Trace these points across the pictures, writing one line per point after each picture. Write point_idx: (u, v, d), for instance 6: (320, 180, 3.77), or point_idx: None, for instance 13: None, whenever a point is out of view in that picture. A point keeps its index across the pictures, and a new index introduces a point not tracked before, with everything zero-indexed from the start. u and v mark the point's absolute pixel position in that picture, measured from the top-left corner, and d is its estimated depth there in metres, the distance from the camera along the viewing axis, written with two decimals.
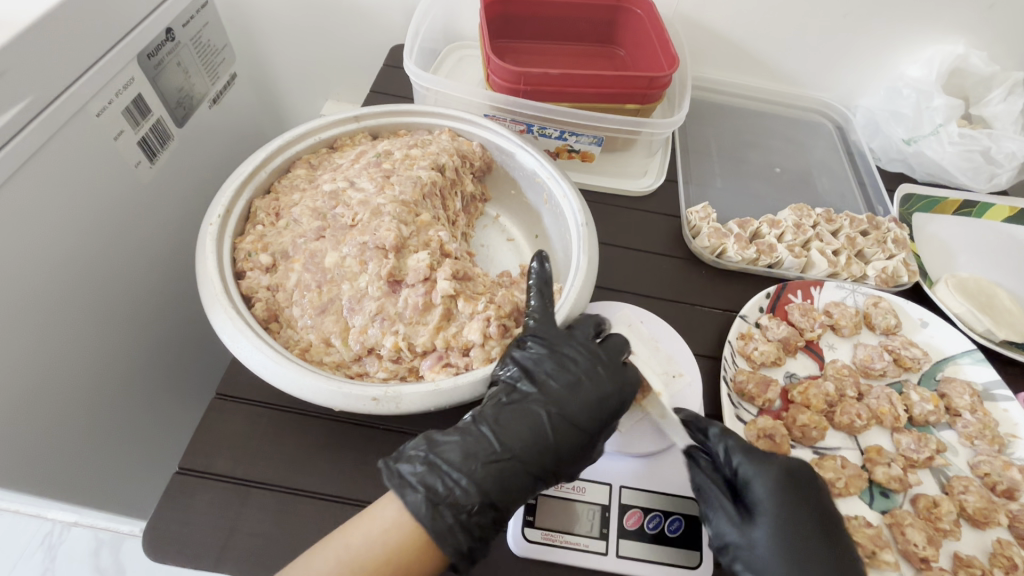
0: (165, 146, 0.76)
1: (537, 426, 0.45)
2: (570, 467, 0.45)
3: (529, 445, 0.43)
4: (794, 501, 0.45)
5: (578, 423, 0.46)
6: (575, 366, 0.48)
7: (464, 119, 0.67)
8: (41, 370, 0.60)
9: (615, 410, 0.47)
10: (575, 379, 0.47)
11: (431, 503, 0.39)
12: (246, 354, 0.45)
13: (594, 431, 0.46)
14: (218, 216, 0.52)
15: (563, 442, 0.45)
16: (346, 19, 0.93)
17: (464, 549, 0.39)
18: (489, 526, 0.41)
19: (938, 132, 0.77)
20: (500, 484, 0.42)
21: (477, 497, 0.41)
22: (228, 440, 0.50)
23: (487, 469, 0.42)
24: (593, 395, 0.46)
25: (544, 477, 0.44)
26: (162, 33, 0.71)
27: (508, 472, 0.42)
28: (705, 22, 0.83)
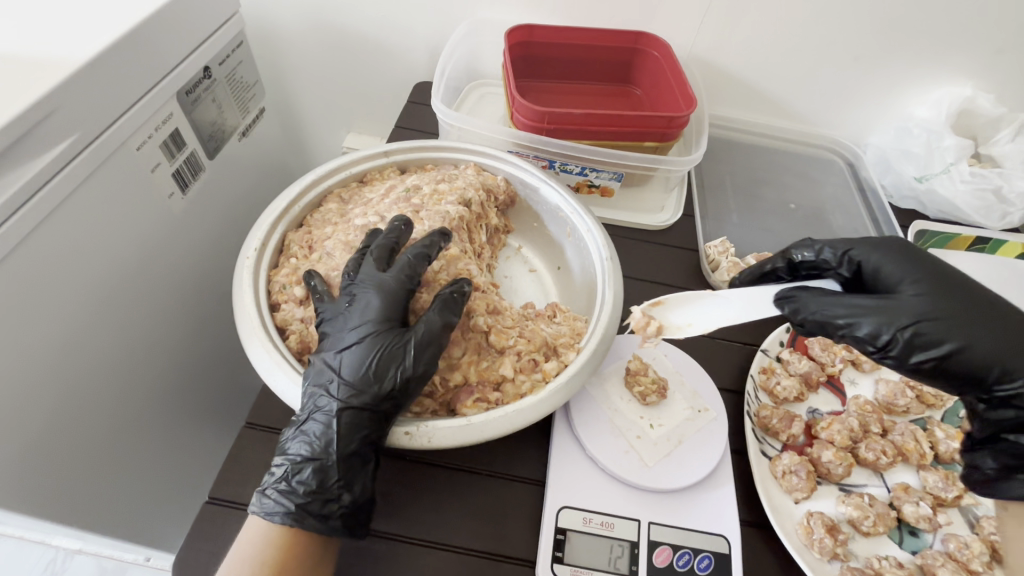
0: (196, 177, 0.78)
1: (322, 379, 0.45)
2: (373, 380, 0.45)
3: (315, 397, 0.45)
4: (921, 258, 0.50)
5: (354, 346, 0.46)
6: (347, 305, 0.48)
7: (489, 154, 0.69)
8: (66, 396, 0.60)
9: (382, 310, 0.48)
10: (349, 312, 0.48)
11: (260, 493, 0.44)
12: (281, 387, 0.46)
13: (373, 346, 0.46)
14: (254, 250, 0.54)
15: (347, 373, 0.45)
16: (372, 57, 0.96)
17: (292, 509, 0.43)
18: (316, 481, 0.43)
19: (949, 170, 0.79)
20: (309, 440, 0.44)
21: (292, 461, 0.44)
22: (257, 469, 0.50)
23: (297, 436, 0.44)
24: (364, 312, 0.47)
25: (361, 406, 0.44)
26: (200, 71, 0.75)
27: (313, 427, 0.44)
28: (719, 64, 0.86)
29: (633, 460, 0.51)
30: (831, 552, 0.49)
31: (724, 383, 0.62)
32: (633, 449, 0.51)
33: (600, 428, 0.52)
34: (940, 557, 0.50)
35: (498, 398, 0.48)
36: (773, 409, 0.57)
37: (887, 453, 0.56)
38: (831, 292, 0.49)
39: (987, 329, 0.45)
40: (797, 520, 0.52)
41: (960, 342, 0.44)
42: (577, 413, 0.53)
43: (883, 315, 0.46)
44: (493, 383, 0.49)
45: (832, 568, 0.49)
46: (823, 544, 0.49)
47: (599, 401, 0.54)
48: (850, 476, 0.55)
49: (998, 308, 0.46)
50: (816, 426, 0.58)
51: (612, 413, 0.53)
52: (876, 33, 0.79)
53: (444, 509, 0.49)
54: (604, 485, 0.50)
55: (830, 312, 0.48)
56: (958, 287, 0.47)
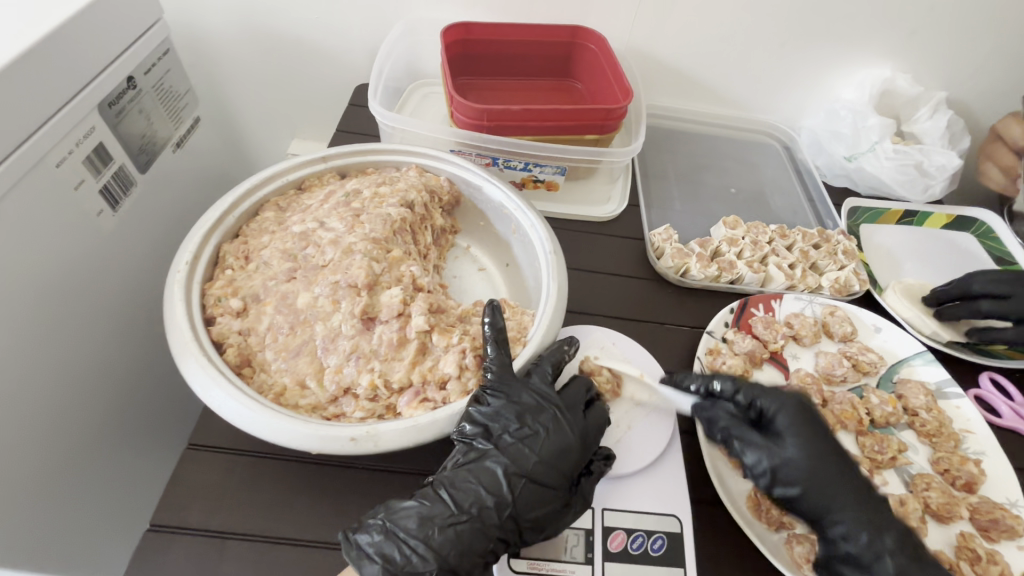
0: (127, 193, 0.75)
1: (488, 482, 0.44)
2: (535, 515, 0.44)
3: (485, 505, 0.43)
4: (817, 433, 0.48)
5: (533, 477, 0.45)
6: (528, 419, 0.47)
7: (430, 155, 0.68)
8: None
9: (570, 464, 0.46)
10: (539, 421, 0.47)
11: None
12: (217, 402, 0.44)
13: (548, 485, 0.45)
14: (185, 263, 0.52)
15: (524, 493, 0.44)
16: (309, 60, 0.94)
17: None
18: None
19: (875, 149, 0.84)
20: (455, 549, 0.41)
21: (437, 564, 0.40)
22: (201, 491, 0.48)
23: (441, 530, 0.41)
24: (534, 460, 0.45)
25: (512, 529, 0.44)
26: (123, 81, 0.71)
27: (463, 534, 0.42)
28: (656, 55, 0.88)
29: None
30: (777, 522, 0.51)
31: (673, 365, 0.64)
32: None
33: None
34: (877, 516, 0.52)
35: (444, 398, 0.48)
36: None
37: None
38: (798, 418, 0.49)
39: (834, 495, 0.46)
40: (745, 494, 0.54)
41: (798, 492, 0.46)
42: None
43: (795, 458, 0.47)
44: (439, 382, 0.48)
45: (779, 537, 0.51)
46: (769, 515, 0.51)
47: None
48: None
49: (847, 469, 0.47)
50: None
51: None
52: (801, 20, 0.82)
53: None
54: None
55: (777, 456, 0.47)
56: (838, 460, 0.47)
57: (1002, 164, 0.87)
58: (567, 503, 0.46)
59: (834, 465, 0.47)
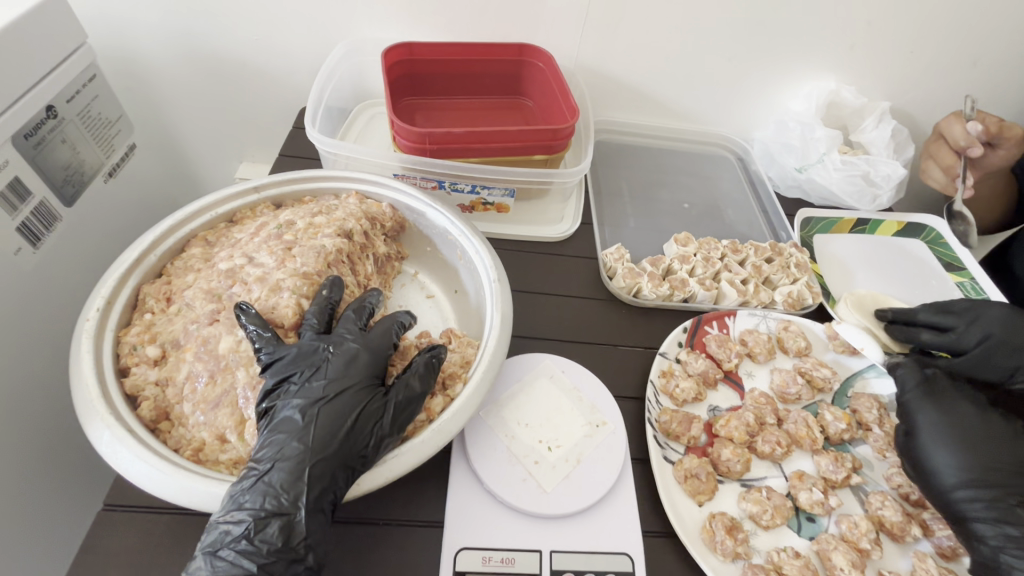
0: (51, 228, 0.71)
1: (287, 424, 0.43)
2: (349, 432, 0.43)
3: (285, 444, 0.41)
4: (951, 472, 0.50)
5: (324, 397, 0.44)
6: (317, 352, 0.46)
7: (371, 181, 0.66)
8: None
9: (362, 368, 0.46)
10: (318, 365, 0.46)
11: (209, 555, 0.38)
12: (125, 466, 0.41)
13: (350, 396, 0.44)
14: (97, 310, 0.48)
15: (322, 422, 0.42)
16: (252, 83, 0.91)
17: (251, 571, 0.37)
18: (282, 539, 0.38)
19: (823, 160, 0.84)
20: (273, 493, 0.39)
21: (252, 516, 0.39)
22: (115, 558, 0.45)
23: (256, 489, 0.40)
24: (327, 407, 0.43)
25: (335, 457, 0.42)
26: (42, 111, 0.67)
27: (278, 478, 0.40)
28: (606, 71, 0.87)
29: (531, 487, 0.49)
30: (732, 552, 0.49)
31: (627, 390, 0.62)
32: (531, 476, 0.50)
33: (497, 458, 0.50)
34: (833, 540, 0.51)
35: None
36: (672, 413, 0.58)
37: (781, 444, 0.57)
38: None
39: None
40: (701, 523, 0.52)
41: None
42: (473, 445, 0.51)
43: None
44: None
45: (735, 568, 0.49)
46: (724, 546, 0.49)
47: (496, 429, 0.52)
48: (749, 471, 0.56)
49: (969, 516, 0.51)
50: (715, 424, 0.59)
51: (508, 441, 0.51)
52: (746, 34, 0.82)
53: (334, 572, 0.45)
54: (503, 519, 0.48)
55: None
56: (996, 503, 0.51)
57: (942, 163, 0.85)
58: (386, 411, 0.45)
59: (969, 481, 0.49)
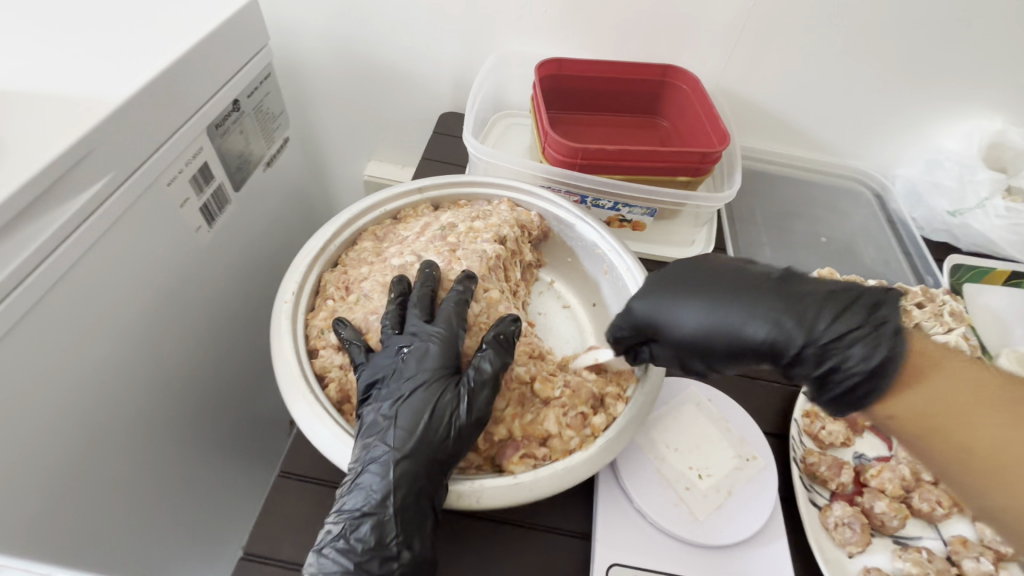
0: (222, 210, 0.78)
1: (376, 425, 0.44)
2: (428, 426, 0.44)
3: (373, 445, 0.43)
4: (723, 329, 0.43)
5: (404, 396, 0.45)
6: (396, 350, 0.48)
7: (523, 191, 0.68)
8: (85, 442, 0.57)
9: (436, 359, 0.47)
10: (397, 366, 0.47)
11: (316, 552, 0.41)
12: (324, 442, 0.44)
13: (426, 390, 0.45)
14: (292, 293, 0.52)
15: (402, 422, 0.44)
16: (395, 89, 0.97)
17: (350, 569, 0.40)
18: (375, 536, 0.41)
19: (983, 205, 0.78)
20: (366, 494, 0.42)
21: (347, 518, 0.41)
22: (293, 522, 0.48)
23: (353, 491, 0.42)
24: (413, 408, 0.44)
25: (420, 454, 0.43)
26: (229, 104, 0.74)
27: (370, 479, 0.42)
28: (746, 96, 0.86)
29: (684, 514, 0.49)
30: None
31: (767, 425, 0.60)
32: (683, 502, 0.49)
33: (647, 479, 0.51)
34: None
35: (544, 454, 0.46)
36: (820, 455, 0.56)
37: (943, 504, 0.54)
38: None
39: None
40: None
41: None
42: (623, 462, 0.52)
43: None
44: (539, 438, 0.47)
45: None
46: None
47: (645, 449, 0.52)
48: (904, 528, 0.53)
49: None
50: (865, 473, 0.56)
51: (659, 463, 0.52)
52: (906, 67, 0.79)
53: (490, 566, 0.46)
54: (654, 541, 0.48)
55: None
56: None
57: None
58: (460, 401, 0.45)
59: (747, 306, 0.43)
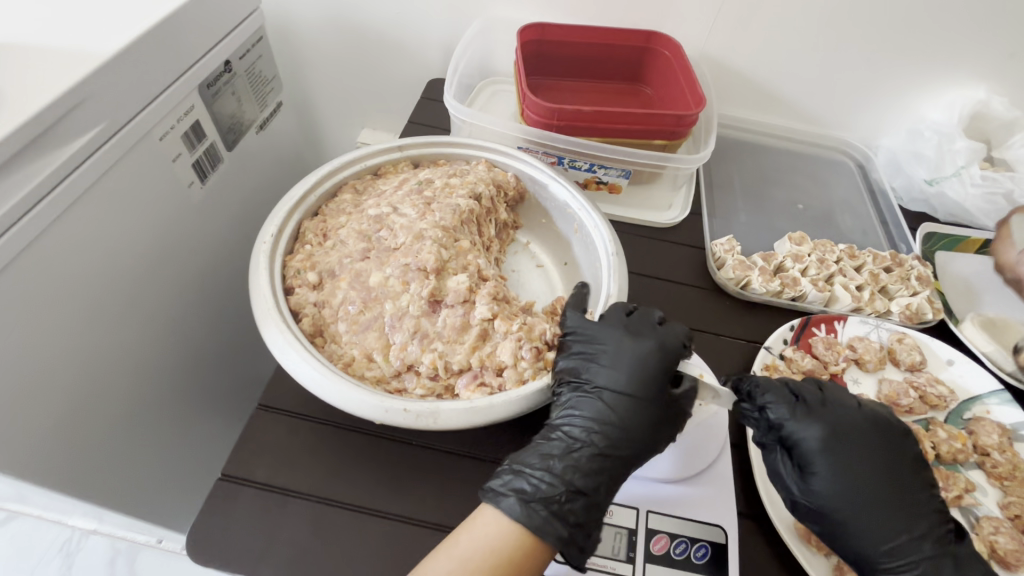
0: (214, 168, 0.80)
1: (588, 412, 0.48)
2: (644, 426, 0.47)
3: (591, 433, 0.47)
4: (845, 448, 0.49)
5: (616, 392, 0.48)
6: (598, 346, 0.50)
7: (500, 151, 0.70)
8: (82, 379, 0.61)
9: (638, 364, 0.49)
10: (601, 354, 0.49)
11: (523, 502, 0.43)
12: (295, 367, 0.47)
13: (642, 396, 0.48)
14: (271, 235, 0.55)
15: (625, 418, 0.47)
16: (386, 54, 0.98)
17: (562, 537, 0.42)
18: (585, 514, 0.44)
19: (960, 173, 0.80)
20: (583, 473, 0.45)
21: (564, 488, 0.44)
22: (268, 449, 0.52)
23: (579, 467, 0.45)
24: (631, 359, 0.49)
25: (638, 451, 0.47)
26: (220, 65, 0.76)
27: (600, 463, 0.46)
28: (730, 65, 0.86)
29: None
30: (829, 546, 0.50)
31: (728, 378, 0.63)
32: None
33: None
34: None
35: (499, 383, 0.49)
36: None
37: None
38: None
39: None
40: None
41: None
42: None
43: None
44: (496, 368, 0.50)
45: (829, 562, 0.49)
46: (820, 539, 0.50)
47: None
48: None
49: None
50: None
51: None
52: (891, 36, 0.79)
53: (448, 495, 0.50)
54: None
55: None
56: None
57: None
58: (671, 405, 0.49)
59: (883, 513, 0.48)
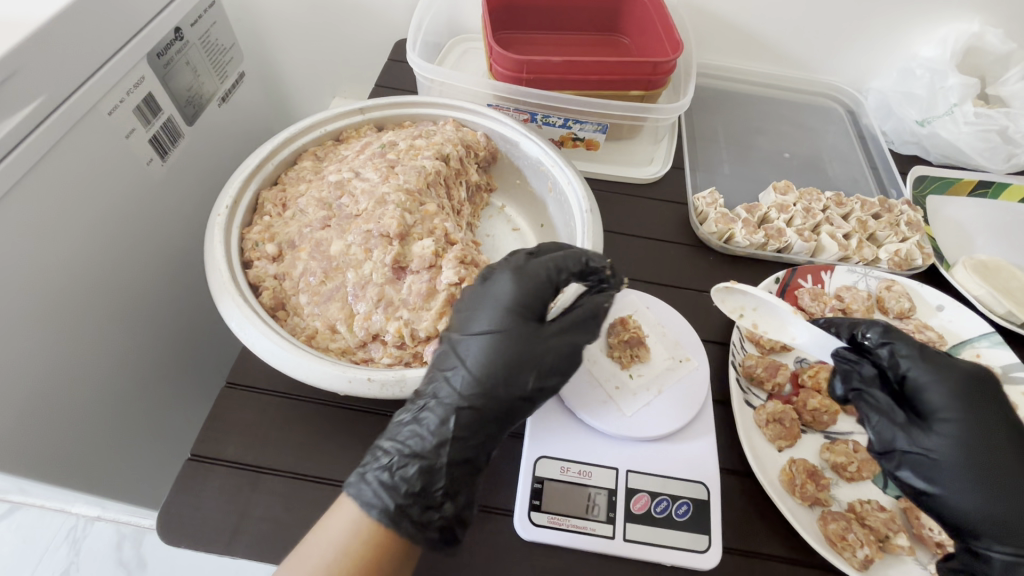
0: (176, 144, 0.76)
1: (447, 365, 0.43)
2: (501, 381, 0.42)
3: (443, 388, 0.42)
4: (984, 412, 0.43)
5: (483, 339, 0.43)
6: (487, 292, 0.45)
7: (467, 109, 0.67)
8: (46, 372, 0.58)
9: (520, 318, 0.43)
10: (481, 300, 0.45)
11: (358, 473, 0.41)
12: (251, 339, 0.46)
13: (509, 348, 0.42)
14: (226, 207, 0.53)
15: (474, 369, 0.42)
16: (349, 16, 0.93)
17: (391, 508, 0.39)
18: (420, 482, 0.40)
19: (952, 111, 0.76)
20: (424, 435, 0.41)
21: (400, 454, 0.41)
22: (238, 428, 0.50)
23: (412, 427, 0.42)
24: (501, 308, 0.44)
25: (485, 408, 0.42)
26: (170, 32, 0.71)
27: (440, 421, 0.41)
28: (711, 8, 0.82)
29: (611, 410, 0.51)
30: (812, 498, 0.48)
31: (711, 334, 0.61)
32: (611, 398, 0.51)
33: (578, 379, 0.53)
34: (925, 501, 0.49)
35: None
36: (759, 358, 0.57)
37: None
38: None
39: None
40: (779, 467, 0.51)
41: None
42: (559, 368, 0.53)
43: None
44: None
45: (813, 513, 0.49)
46: (804, 491, 0.48)
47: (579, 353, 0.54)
48: (835, 424, 0.55)
49: None
50: (803, 375, 0.57)
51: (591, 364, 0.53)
52: None
53: None
54: (582, 435, 0.50)
55: None
56: None
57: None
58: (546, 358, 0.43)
59: (1001, 483, 0.41)
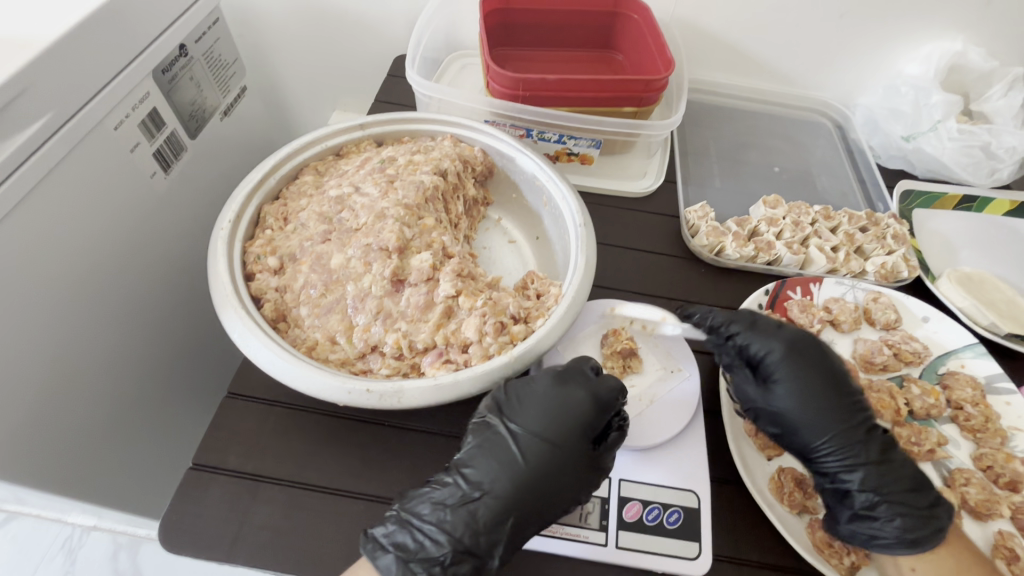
0: (179, 157, 0.77)
1: (500, 456, 0.45)
2: (551, 483, 0.45)
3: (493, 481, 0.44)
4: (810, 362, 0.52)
5: (540, 436, 0.46)
6: (535, 387, 0.49)
7: (464, 125, 0.68)
8: (47, 382, 0.59)
9: (569, 424, 0.47)
10: (523, 395, 0.48)
11: (403, 562, 0.41)
12: (252, 350, 0.47)
13: (563, 447, 0.46)
14: (229, 221, 0.54)
15: (529, 468, 0.45)
16: (350, 32, 0.96)
17: None
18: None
19: (936, 128, 0.78)
20: (475, 529, 0.43)
21: (451, 548, 0.42)
22: (238, 437, 0.51)
23: (461, 515, 0.43)
24: (552, 405, 0.47)
25: (534, 508, 0.44)
26: (175, 49, 0.73)
27: (488, 516, 0.43)
28: (702, 27, 0.84)
29: None
30: (799, 505, 0.50)
31: None
32: None
33: None
34: None
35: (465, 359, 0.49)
36: None
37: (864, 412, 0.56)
38: None
39: None
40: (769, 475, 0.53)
41: None
42: None
43: None
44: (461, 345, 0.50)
45: (801, 521, 0.50)
46: (792, 499, 0.50)
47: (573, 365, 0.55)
48: None
49: None
50: None
51: None
52: None
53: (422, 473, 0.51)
54: None
55: None
56: None
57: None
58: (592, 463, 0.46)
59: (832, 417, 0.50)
